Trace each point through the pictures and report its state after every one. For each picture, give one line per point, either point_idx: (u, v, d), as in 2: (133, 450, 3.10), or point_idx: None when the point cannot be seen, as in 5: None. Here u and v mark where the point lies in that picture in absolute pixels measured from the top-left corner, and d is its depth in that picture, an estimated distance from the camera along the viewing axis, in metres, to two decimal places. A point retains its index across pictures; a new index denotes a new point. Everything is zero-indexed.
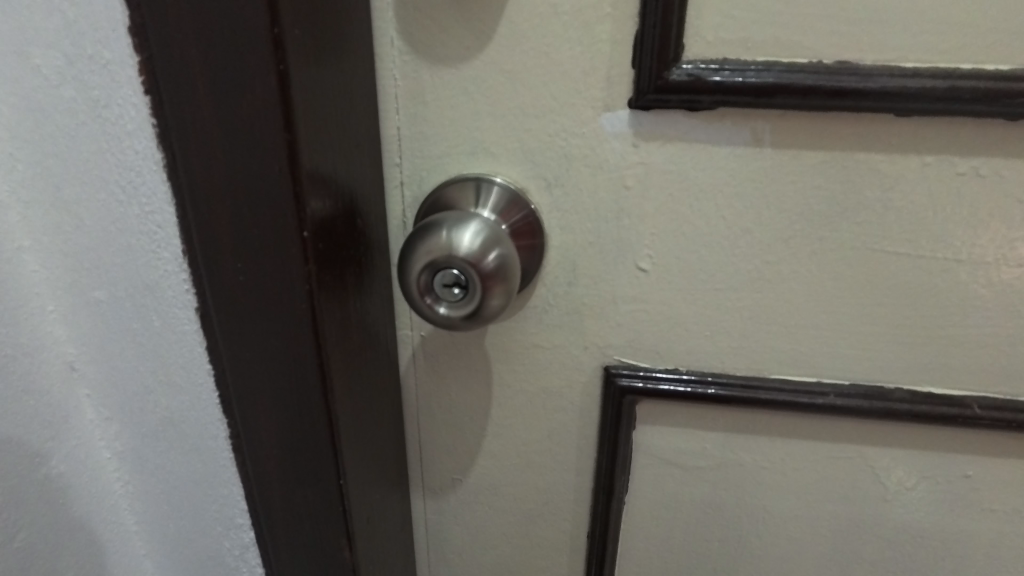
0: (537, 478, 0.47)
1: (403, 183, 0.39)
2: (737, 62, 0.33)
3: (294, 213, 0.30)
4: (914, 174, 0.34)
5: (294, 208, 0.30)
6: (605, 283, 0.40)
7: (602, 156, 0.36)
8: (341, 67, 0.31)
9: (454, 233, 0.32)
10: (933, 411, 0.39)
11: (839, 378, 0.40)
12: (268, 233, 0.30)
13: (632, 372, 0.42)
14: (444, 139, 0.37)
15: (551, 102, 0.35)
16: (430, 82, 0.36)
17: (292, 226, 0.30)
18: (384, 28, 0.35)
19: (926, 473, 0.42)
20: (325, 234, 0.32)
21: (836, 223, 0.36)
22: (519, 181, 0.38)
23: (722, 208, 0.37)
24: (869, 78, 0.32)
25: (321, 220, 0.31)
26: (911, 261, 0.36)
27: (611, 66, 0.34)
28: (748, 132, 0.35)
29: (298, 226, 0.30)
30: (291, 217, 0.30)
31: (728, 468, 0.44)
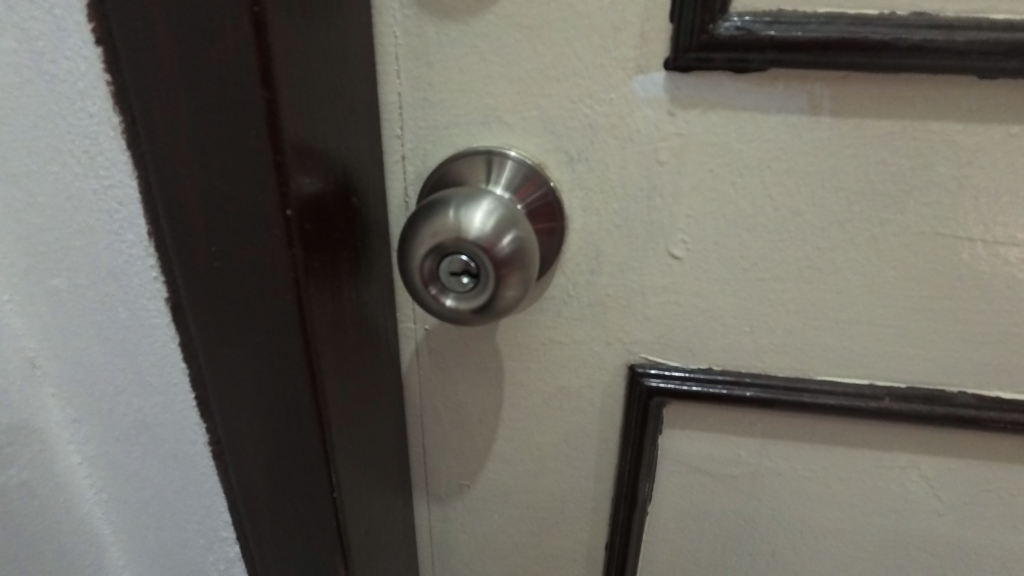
0: (553, 485, 0.43)
1: (405, 158, 0.34)
2: (795, 14, 0.28)
3: (276, 188, 0.25)
4: (996, 147, 0.30)
5: (276, 181, 0.25)
6: (633, 272, 0.35)
7: (632, 125, 0.32)
8: (331, 17, 0.27)
9: (464, 212, 0.28)
10: (1001, 417, 0.35)
11: (894, 380, 0.35)
12: (245, 212, 0.26)
13: (660, 372, 0.37)
14: (451, 107, 0.33)
15: (574, 63, 0.31)
16: (435, 40, 0.31)
17: (273, 204, 0.26)
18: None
19: (987, 485, 0.38)
20: (315, 214, 0.27)
21: (901, 204, 0.31)
22: (537, 155, 0.33)
23: (769, 187, 0.32)
24: (952, 32, 0.27)
25: (308, 197, 0.27)
26: (985, 248, 0.32)
27: (646, 20, 0.29)
28: (803, 97, 0.30)
29: (280, 204, 0.26)
30: (272, 193, 0.25)
31: (765, 477, 0.40)
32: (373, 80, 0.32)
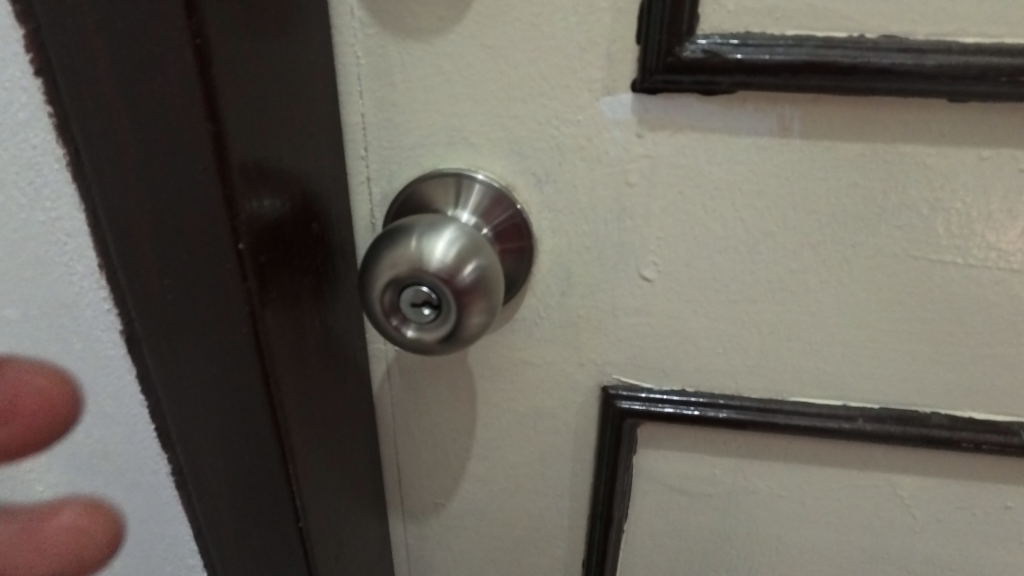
0: (528, 503, 0.42)
1: (370, 179, 0.34)
2: (763, 36, 0.28)
3: (227, 221, 0.25)
4: (967, 170, 0.29)
5: (226, 215, 0.25)
6: (604, 293, 0.35)
7: (600, 147, 0.31)
8: (284, 44, 0.26)
9: (421, 243, 0.27)
10: (974, 438, 0.35)
11: (868, 401, 0.35)
12: (196, 245, 0.25)
13: (632, 393, 0.37)
14: (416, 128, 0.32)
15: (540, 84, 0.30)
16: (398, 60, 0.30)
17: (225, 237, 0.25)
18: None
19: (961, 503, 0.38)
20: (270, 245, 0.27)
21: (873, 226, 0.31)
22: (504, 177, 0.32)
23: (740, 210, 0.31)
24: (920, 56, 0.27)
25: (262, 228, 0.26)
26: (957, 271, 0.31)
27: (612, 41, 0.29)
28: (773, 119, 0.29)
29: (232, 237, 0.25)
30: (223, 226, 0.25)
31: (740, 496, 0.40)
32: (335, 102, 0.31)
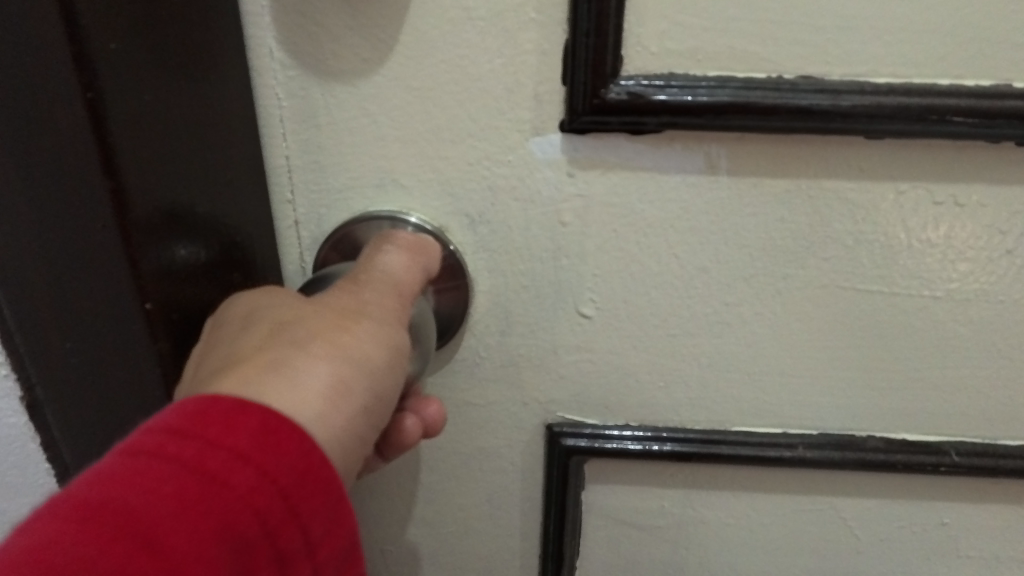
0: (478, 545, 0.41)
1: (298, 223, 0.32)
2: (687, 77, 0.28)
3: (152, 322, 0.25)
4: (888, 204, 0.30)
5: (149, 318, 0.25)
6: (544, 331, 0.34)
7: (533, 187, 0.31)
8: (193, 93, 0.25)
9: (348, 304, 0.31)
10: (908, 460, 0.36)
11: (806, 428, 0.36)
12: (110, 334, 0.25)
13: (577, 430, 0.36)
14: (344, 170, 0.31)
15: (469, 124, 0.30)
16: (322, 102, 0.29)
17: (143, 337, 0.25)
18: (259, 39, 0.28)
19: (902, 521, 0.38)
20: (184, 304, 0.26)
21: (802, 259, 0.31)
22: (438, 219, 0.32)
23: (674, 245, 0.31)
24: (836, 96, 0.28)
25: (180, 325, 0.26)
26: (884, 299, 0.32)
27: (540, 82, 0.29)
28: (701, 158, 0.30)
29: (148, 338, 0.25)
30: (143, 327, 0.25)
31: (690, 526, 0.39)
32: (259, 146, 0.30)
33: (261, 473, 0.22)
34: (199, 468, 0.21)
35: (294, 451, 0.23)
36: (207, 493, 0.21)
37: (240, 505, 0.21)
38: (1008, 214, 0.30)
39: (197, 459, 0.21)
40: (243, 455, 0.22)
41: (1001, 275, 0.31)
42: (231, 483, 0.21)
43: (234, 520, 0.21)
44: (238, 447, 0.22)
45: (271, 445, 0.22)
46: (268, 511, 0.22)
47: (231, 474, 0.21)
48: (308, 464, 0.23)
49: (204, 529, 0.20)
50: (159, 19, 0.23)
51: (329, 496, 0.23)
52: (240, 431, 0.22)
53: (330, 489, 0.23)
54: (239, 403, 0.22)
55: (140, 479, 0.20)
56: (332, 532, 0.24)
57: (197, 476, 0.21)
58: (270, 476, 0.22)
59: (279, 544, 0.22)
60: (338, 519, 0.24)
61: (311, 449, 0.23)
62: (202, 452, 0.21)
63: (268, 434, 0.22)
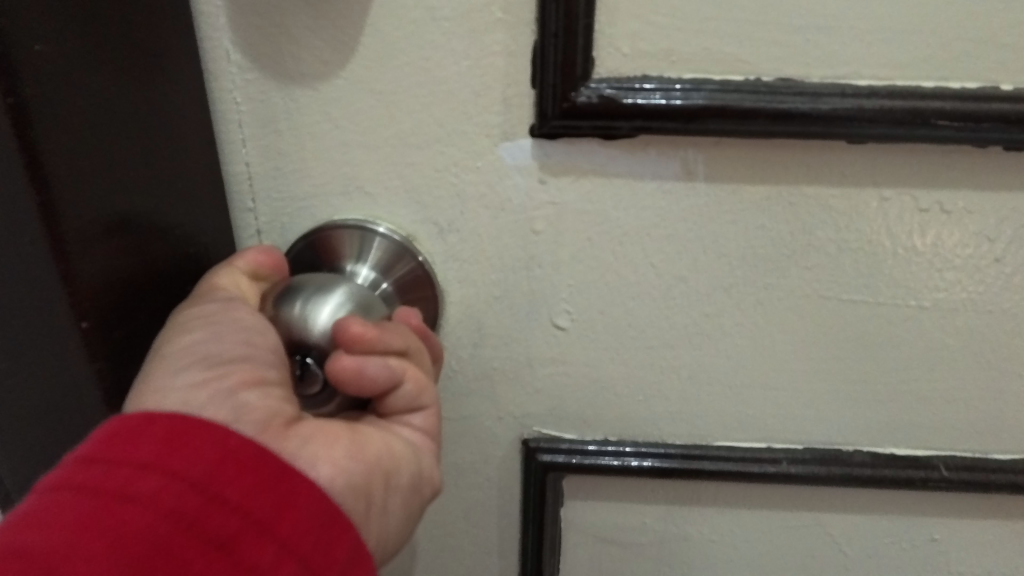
0: (455, 564, 0.40)
1: (260, 232, 0.31)
2: (660, 79, 0.27)
3: (89, 340, 0.24)
4: (871, 211, 0.29)
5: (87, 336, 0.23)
6: (518, 343, 0.33)
7: (503, 194, 0.29)
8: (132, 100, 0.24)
9: (289, 295, 0.27)
10: (896, 474, 0.34)
11: (791, 442, 0.35)
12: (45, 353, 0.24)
13: (554, 445, 0.35)
14: (306, 177, 0.30)
15: (436, 129, 0.28)
16: (281, 106, 0.28)
17: (80, 356, 0.24)
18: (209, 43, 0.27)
19: (890, 537, 0.37)
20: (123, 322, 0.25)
21: (784, 268, 0.30)
22: (405, 228, 0.30)
23: (650, 254, 0.30)
24: (817, 99, 0.26)
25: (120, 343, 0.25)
26: (869, 310, 0.31)
27: (508, 85, 0.27)
28: (677, 163, 0.28)
29: (86, 358, 0.24)
30: (79, 345, 0.23)
31: (673, 543, 0.38)
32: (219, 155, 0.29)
33: (167, 474, 0.21)
34: (99, 488, 0.20)
35: (203, 446, 0.22)
36: (114, 510, 0.20)
37: (153, 510, 0.20)
38: (996, 220, 0.29)
39: (96, 482, 0.20)
40: (145, 463, 0.21)
41: (989, 283, 0.30)
42: (134, 493, 0.20)
43: (149, 523, 0.20)
44: (140, 458, 0.21)
45: (175, 446, 0.21)
46: (187, 506, 0.20)
47: (135, 485, 0.20)
48: (222, 453, 0.22)
49: (109, 541, 0.19)
50: (94, 25, 0.22)
51: (257, 477, 0.22)
52: (141, 444, 0.21)
53: (259, 466, 0.22)
54: (139, 419, 0.22)
55: (39, 518, 0.19)
56: (278, 502, 0.22)
57: (100, 497, 0.20)
58: (177, 474, 0.21)
59: (207, 535, 0.20)
60: (279, 497, 0.22)
61: (223, 436, 0.22)
62: (102, 474, 0.20)
63: (170, 436, 0.22)
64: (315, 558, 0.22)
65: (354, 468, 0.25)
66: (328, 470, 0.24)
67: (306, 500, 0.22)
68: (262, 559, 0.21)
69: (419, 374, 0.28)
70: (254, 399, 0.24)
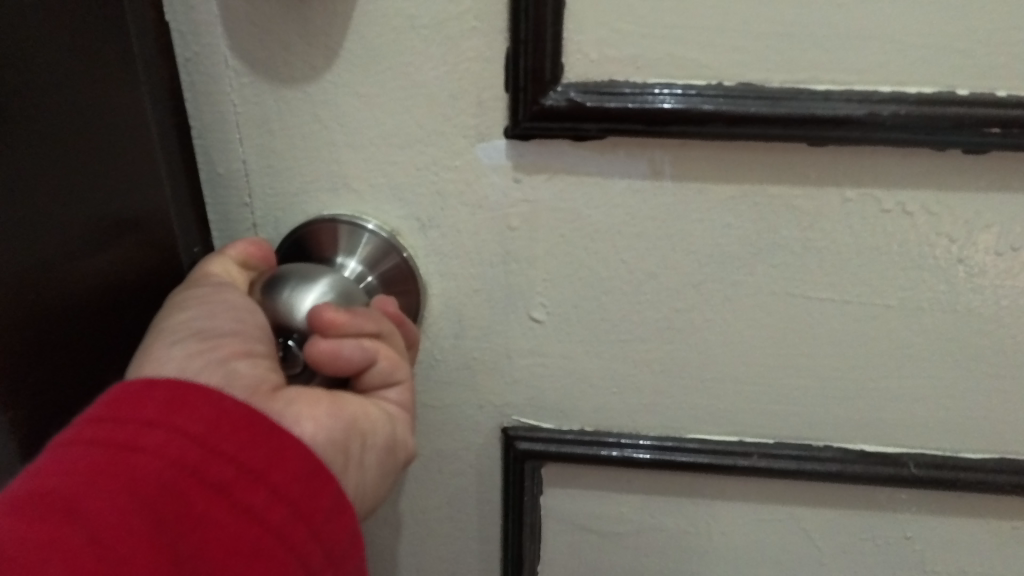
0: (440, 548, 0.41)
1: (256, 225, 0.33)
2: (627, 83, 0.28)
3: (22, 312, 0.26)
4: (834, 212, 0.30)
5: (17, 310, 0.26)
6: (496, 335, 0.34)
7: (480, 192, 0.31)
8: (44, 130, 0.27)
9: (273, 283, 0.29)
10: (866, 470, 0.35)
11: (762, 436, 0.35)
12: None
13: (533, 434, 0.36)
14: (297, 174, 0.32)
15: (417, 130, 0.30)
16: (274, 108, 0.30)
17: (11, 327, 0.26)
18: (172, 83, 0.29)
19: (864, 534, 0.38)
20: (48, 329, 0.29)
21: (750, 265, 0.31)
22: (390, 223, 0.32)
23: (621, 250, 0.32)
24: (776, 102, 0.28)
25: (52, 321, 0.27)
26: (836, 308, 0.32)
27: (484, 89, 0.29)
28: (645, 164, 0.30)
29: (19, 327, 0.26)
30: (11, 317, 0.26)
31: (649, 533, 0.39)
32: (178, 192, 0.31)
33: (170, 430, 0.23)
34: (111, 442, 0.22)
35: (202, 405, 0.24)
36: (125, 461, 0.22)
37: (158, 461, 0.22)
38: (959, 221, 0.30)
39: (108, 435, 0.22)
40: (150, 421, 0.23)
41: (953, 283, 0.31)
42: (142, 447, 0.22)
43: (155, 472, 0.22)
44: (145, 416, 0.23)
45: (176, 407, 0.23)
46: (190, 458, 0.23)
47: (141, 440, 0.22)
48: (219, 414, 0.24)
49: (121, 487, 0.21)
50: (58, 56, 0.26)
51: (252, 433, 0.24)
52: (146, 403, 0.23)
53: (252, 424, 0.24)
54: (144, 382, 0.24)
55: (58, 466, 0.22)
56: (270, 456, 0.24)
57: (113, 449, 0.22)
58: (179, 431, 0.23)
59: (209, 481, 0.23)
60: (273, 450, 0.24)
61: (219, 399, 0.24)
62: (113, 430, 0.23)
63: (171, 398, 0.23)
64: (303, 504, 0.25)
65: (335, 427, 0.27)
66: (311, 427, 0.26)
67: (295, 454, 0.25)
68: (256, 502, 0.23)
69: (390, 353, 0.29)
70: (244, 368, 0.26)
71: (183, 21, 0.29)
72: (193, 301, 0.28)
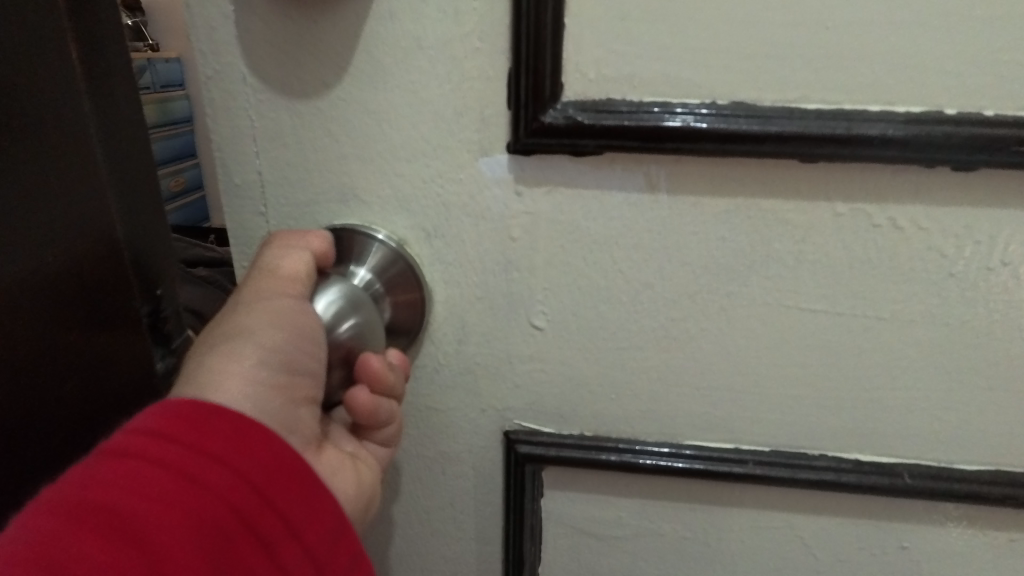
0: (443, 548, 0.42)
1: (270, 233, 0.35)
2: (623, 102, 0.29)
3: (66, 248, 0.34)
4: (826, 226, 0.31)
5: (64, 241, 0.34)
6: (498, 341, 0.36)
7: (483, 204, 0.32)
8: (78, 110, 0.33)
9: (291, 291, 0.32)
10: (861, 480, 0.36)
11: (759, 444, 0.36)
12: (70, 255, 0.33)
13: (533, 438, 0.38)
14: (309, 186, 0.33)
15: (422, 144, 0.32)
16: (289, 123, 0.32)
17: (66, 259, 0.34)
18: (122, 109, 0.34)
19: (861, 543, 0.38)
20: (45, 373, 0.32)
21: (744, 276, 0.32)
22: (396, 232, 0.34)
23: (619, 261, 0.33)
24: (766, 121, 0.29)
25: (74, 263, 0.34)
26: (830, 319, 0.33)
27: (486, 107, 0.30)
28: (641, 178, 0.31)
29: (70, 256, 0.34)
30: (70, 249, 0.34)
31: (648, 538, 0.40)
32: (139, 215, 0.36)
33: (234, 473, 0.25)
34: (182, 470, 0.24)
35: (263, 453, 0.26)
36: (193, 493, 0.24)
37: (221, 503, 0.25)
38: (949, 238, 0.30)
39: (180, 462, 0.24)
40: (220, 459, 0.25)
41: (945, 297, 0.32)
42: (210, 483, 0.25)
43: (220, 514, 0.24)
44: (215, 451, 0.25)
45: (241, 448, 0.26)
46: (248, 505, 0.25)
47: (207, 474, 0.25)
48: (277, 465, 0.27)
49: (190, 522, 0.24)
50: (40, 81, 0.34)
51: (300, 489, 0.27)
52: (216, 439, 0.26)
53: (301, 481, 0.27)
54: (215, 412, 0.26)
55: (130, 479, 0.23)
56: (309, 515, 0.27)
57: (182, 478, 0.24)
58: (243, 475, 0.25)
59: (259, 530, 0.25)
60: (313, 507, 0.27)
61: (280, 451, 0.27)
62: (183, 457, 0.25)
63: (239, 441, 0.26)
64: (327, 560, 0.28)
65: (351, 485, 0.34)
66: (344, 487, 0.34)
67: (327, 518, 0.28)
68: (291, 560, 0.26)
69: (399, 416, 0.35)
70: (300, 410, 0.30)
71: (204, 41, 0.31)
72: (256, 331, 0.30)
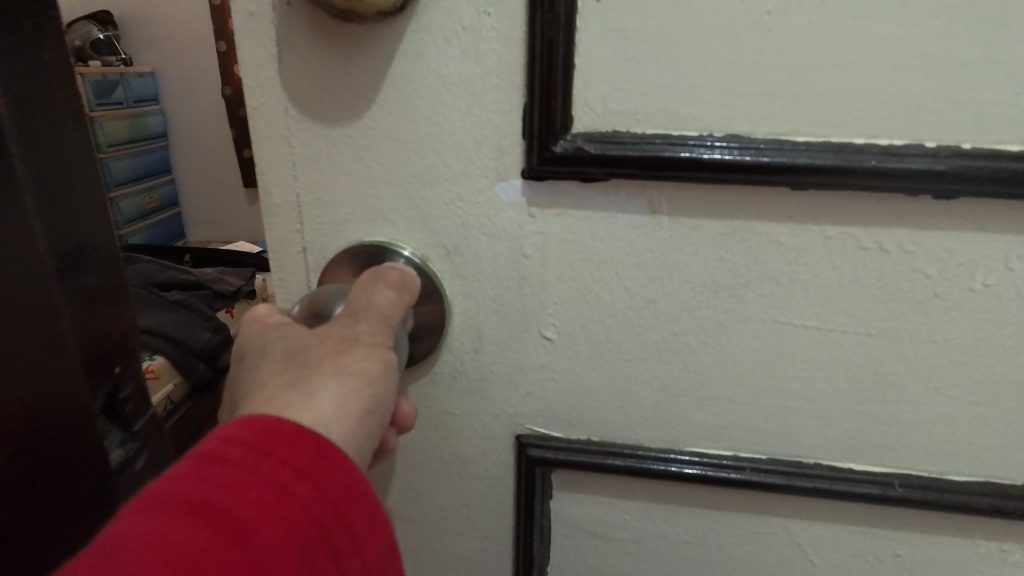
0: (457, 545, 0.45)
1: (305, 249, 0.38)
2: (628, 134, 0.32)
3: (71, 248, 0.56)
4: (816, 248, 0.33)
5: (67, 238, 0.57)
6: (511, 351, 0.38)
7: (499, 224, 0.35)
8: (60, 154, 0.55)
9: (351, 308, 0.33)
10: (854, 488, 0.38)
11: (756, 452, 0.38)
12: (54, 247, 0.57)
13: (544, 443, 0.40)
14: (342, 206, 0.37)
15: (445, 170, 0.35)
16: (325, 150, 0.35)
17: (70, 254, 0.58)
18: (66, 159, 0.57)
19: (855, 550, 0.40)
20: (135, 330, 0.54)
21: (740, 293, 0.35)
22: (419, 250, 0.37)
23: (624, 278, 0.35)
24: (758, 152, 0.31)
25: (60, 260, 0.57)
26: (822, 335, 0.35)
27: (503, 137, 0.33)
28: (644, 203, 0.34)
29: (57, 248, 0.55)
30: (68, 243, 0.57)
31: (651, 541, 0.42)
32: (49, 236, 0.53)
33: (313, 487, 0.27)
34: (272, 480, 0.27)
35: (339, 470, 0.28)
36: (279, 502, 0.26)
37: (303, 514, 0.27)
38: (932, 261, 0.33)
39: (269, 472, 0.27)
40: (304, 473, 0.27)
41: (929, 316, 0.34)
42: (294, 495, 0.27)
43: (300, 523, 0.27)
44: (299, 466, 0.27)
45: (324, 466, 0.28)
46: (324, 517, 0.27)
47: (295, 487, 0.27)
48: (349, 481, 0.29)
49: (277, 528, 0.26)
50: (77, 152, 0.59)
51: (364, 506, 0.29)
52: (300, 455, 0.28)
53: (365, 500, 0.29)
54: (299, 430, 0.28)
55: (226, 485, 0.26)
56: (371, 530, 0.29)
57: (271, 488, 0.26)
58: (321, 489, 0.28)
59: (330, 540, 0.27)
60: (374, 523, 0.30)
61: (351, 470, 0.29)
62: (272, 468, 0.27)
63: (319, 458, 0.28)
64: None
65: None
66: None
67: (383, 535, 0.30)
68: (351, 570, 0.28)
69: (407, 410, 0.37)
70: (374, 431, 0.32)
71: (251, 77, 0.34)
72: (348, 361, 0.31)
